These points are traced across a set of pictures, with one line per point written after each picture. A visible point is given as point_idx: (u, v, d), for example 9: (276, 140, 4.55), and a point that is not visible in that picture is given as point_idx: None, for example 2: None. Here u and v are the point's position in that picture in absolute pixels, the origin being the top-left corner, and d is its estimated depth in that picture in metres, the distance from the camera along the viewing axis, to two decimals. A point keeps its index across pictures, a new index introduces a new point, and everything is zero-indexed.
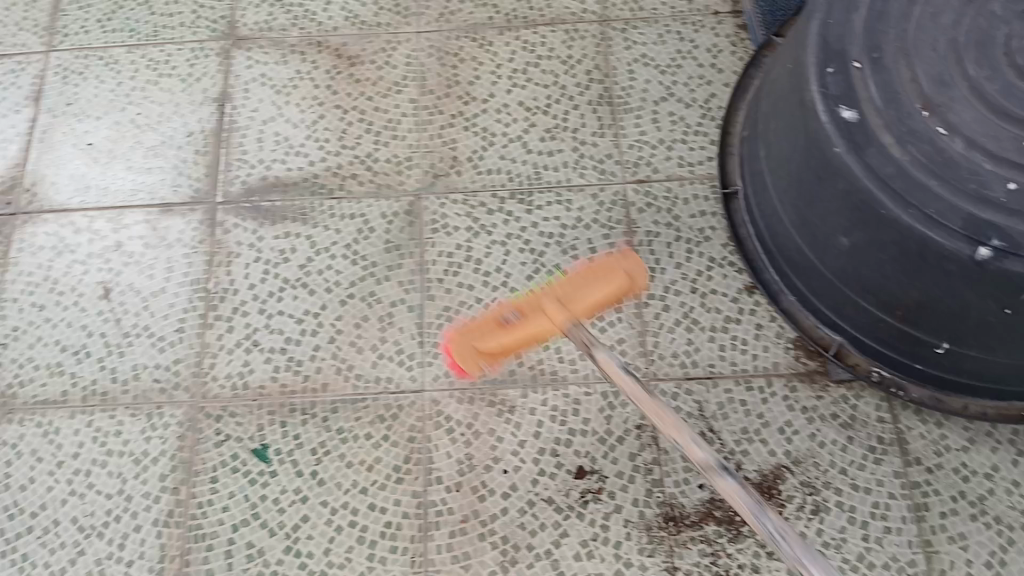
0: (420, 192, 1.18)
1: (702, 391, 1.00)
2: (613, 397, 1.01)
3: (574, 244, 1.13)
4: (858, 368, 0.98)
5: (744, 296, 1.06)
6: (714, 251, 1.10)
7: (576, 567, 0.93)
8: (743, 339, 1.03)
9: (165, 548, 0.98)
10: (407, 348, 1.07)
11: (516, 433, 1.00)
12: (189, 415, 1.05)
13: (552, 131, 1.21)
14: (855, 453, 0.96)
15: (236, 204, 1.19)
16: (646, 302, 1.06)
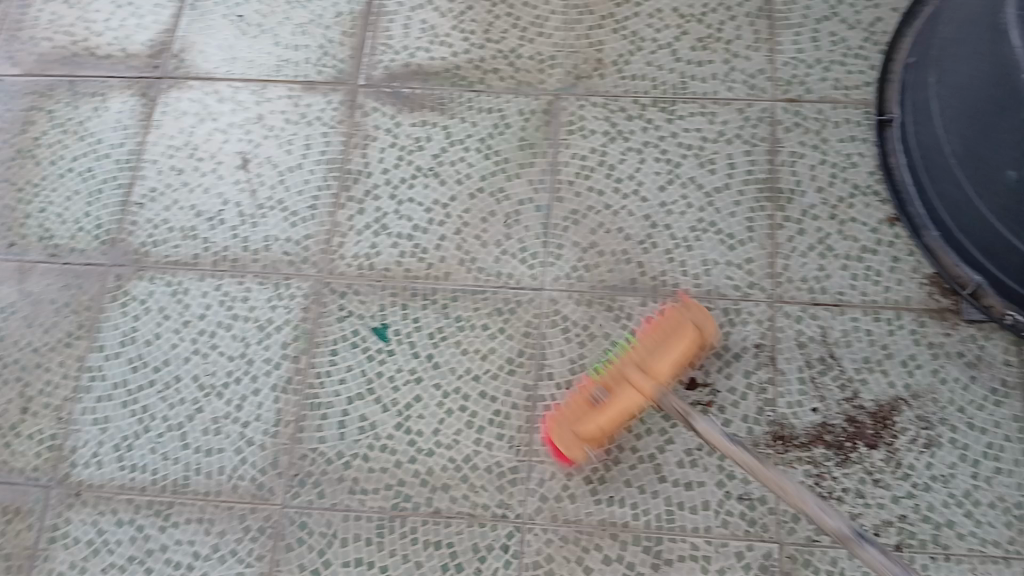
0: (560, 92, 1.16)
1: (827, 318, 1.00)
2: (735, 314, 1.01)
3: (713, 157, 1.10)
4: (993, 310, 0.98)
5: (884, 228, 1.04)
6: (860, 178, 1.07)
7: (678, 473, 0.93)
8: (877, 271, 1.02)
9: (281, 413, 0.98)
10: (531, 247, 1.07)
11: (631, 338, 1.01)
12: (314, 289, 1.06)
13: (705, 41, 1.17)
14: (977, 392, 0.96)
15: (378, 88, 1.19)
16: (780, 225, 1.06)
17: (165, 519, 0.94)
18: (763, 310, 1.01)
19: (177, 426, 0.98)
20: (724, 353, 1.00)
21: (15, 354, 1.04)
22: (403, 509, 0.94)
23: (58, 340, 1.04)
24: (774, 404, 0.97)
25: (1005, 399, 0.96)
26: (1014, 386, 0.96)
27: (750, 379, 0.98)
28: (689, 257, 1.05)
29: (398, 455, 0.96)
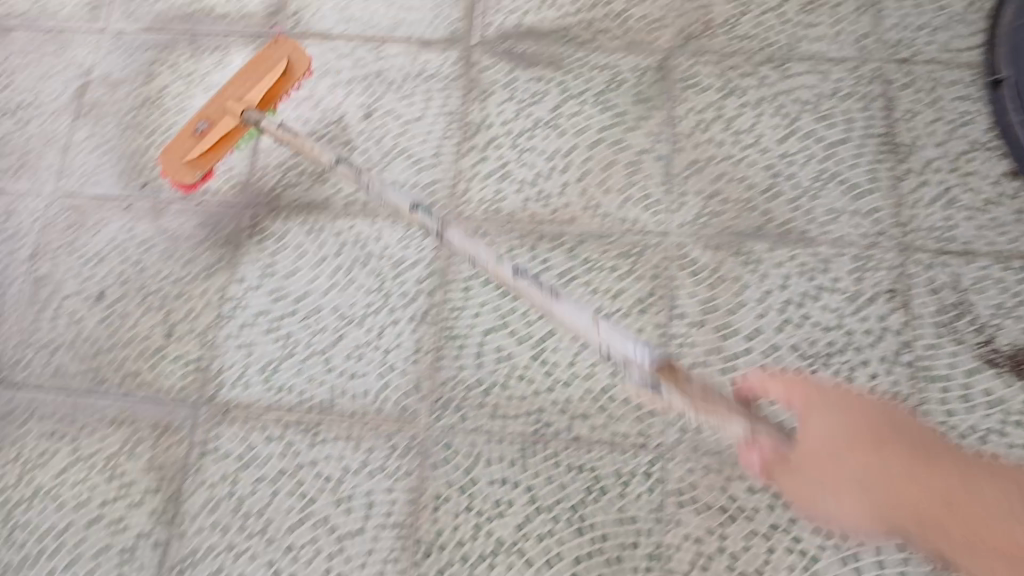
0: (672, 52, 1.18)
1: (959, 266, 1.00)
2: (866, 262, 1.02)
3: (830, 112, 1.11)
4: None
5: (1006, 181, 1.04)
6: (977, 135, 1.07)
7: None
8: (1005, 222, 1.02)
9: (420, 342, 1.01)
10: (655, 194, 1.10)
11: (762, 282, 1.02)
12: (445, 230, 1.08)
13: (812, 4, 1.18)
14: None
15: (493, 46, 1.22)
16: (902, 177, 1.06)
17: (315, 434, 0.97)
18: (894, 258, 1.02)
19: (321, 352, 1.01)
20: (857, 297, 1.00)
21: (155, 286, 1.07)
22: (544, 435, 0.96)
23: (196, 275, 1.07)
24: (910, 347, 0.97)
25: None
26: None
27: (885, 321, 0.99)
28: (814, 207, 1.05)
29: (537, 384, 0.98)
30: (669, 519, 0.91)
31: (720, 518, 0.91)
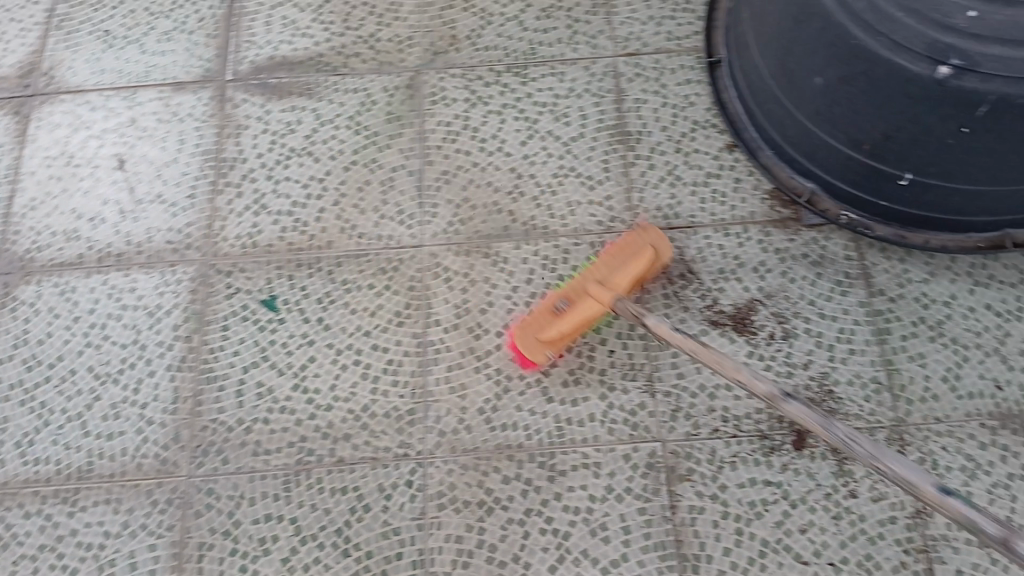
0: (420, 67, 1.21)
1: (684, 238, 1.10)
2: (602, 247, 1.09)
3: (567, 111, 1.18)
4: (829, 213, 1.09)
5: (724, 154, 1.14)
6: (698, 115, 1.17)
7: (564, 393, 1.01)
8: (722, 192, 1.12)
9: (178, 390, 1.02)
10: (408, 208, 1.11)
11: (510, 279, 1.08)
12: (201, 272, 1.08)
13: (547, 10, 1.25)
14: (824, 286, 1.07)
15: (246, 81, 1.20)
16: (632, 162, 1.14)
17: (73, 505, 0.98)
18: None
19: (77, 416, 1.02)
20: None
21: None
22: (307, 462, 0.98)
23: None
24: (644, 319, 1.05)
25: (850, 289, 1.07)
26: (856, 277, 1.08)
27: None
28: (555, 202, 1.12)
29: (298, 413, 1.01)
30: (431, 523, 0.96)
31: (479, 512, 0.96)
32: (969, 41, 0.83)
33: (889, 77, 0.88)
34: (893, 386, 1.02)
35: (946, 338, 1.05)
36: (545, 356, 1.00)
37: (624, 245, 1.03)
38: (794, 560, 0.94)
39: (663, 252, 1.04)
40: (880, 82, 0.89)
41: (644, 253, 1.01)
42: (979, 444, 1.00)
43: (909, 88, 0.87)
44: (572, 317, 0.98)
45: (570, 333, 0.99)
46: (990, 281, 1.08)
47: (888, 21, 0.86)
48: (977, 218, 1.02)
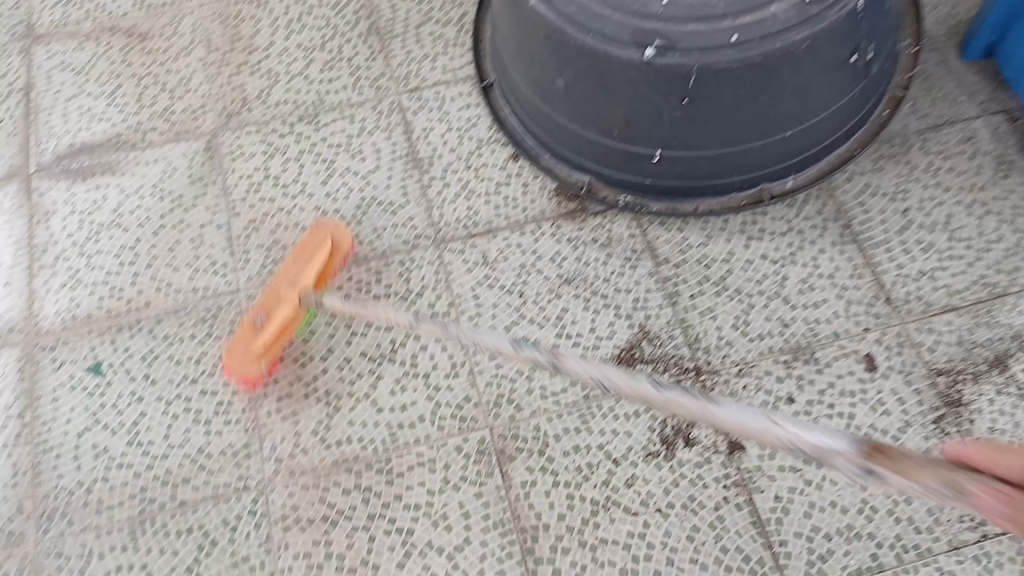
0: (217, 131, 1.29)
1: (485, 243, 1.19)
2: (411, 262, 1.17)
3: (360, 147, 1.28)
4: (608, 199, 1.21)
5: (510, 163, 1.26)
6: (482, 134, 1.29)
7: (393, 401, 1.06)
8: (514, 198, 1.23)
9: (16, 464, 1.03)
10: (221, 260, 1.17)
11: (328, 307, 1.13)
12: (24, 351, 1.10)
13: (330, 64, 1.37)
14: (615, 263, 1.18)
15: (50, 170, 1.24)
16: (430, 184, 1.24)
17: None
18: (433, 252, 1.18)
19: None
20: (409, 295, 1.15)
21: None
22: (151, 511, 0.99)
23: None
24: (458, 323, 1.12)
25: (638, 263, 1.18)
26: (642, 251, 1.19)
27: (435, 307, 1.14)
28: (362, 232, 1.20)
29: (136, 466, 1.02)
30: (278, 547, 0.98)
31: (323, 527, 0.99)
32: (667, 27, 1.00)
33: (610, 67, 1.04)
34: (691, 340, 1.12)
35: (731, 290, 1.16)
36: (258, 368, 1.05)
37: (308, 245, 1.11)
38: (623, 513, 1.00)
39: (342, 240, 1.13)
40: (604, 71, 1.05)
41: (324, 246, 1.10)
42: (777, 378, 1.09)
43: (630, 72, 1.03)
44: (273, 325, 1.05)
45: (271, 340, 1.05)
46: (761, 235, 1.20)
47: (598, 19, 1.02)
48: (729, 179, 1.17)
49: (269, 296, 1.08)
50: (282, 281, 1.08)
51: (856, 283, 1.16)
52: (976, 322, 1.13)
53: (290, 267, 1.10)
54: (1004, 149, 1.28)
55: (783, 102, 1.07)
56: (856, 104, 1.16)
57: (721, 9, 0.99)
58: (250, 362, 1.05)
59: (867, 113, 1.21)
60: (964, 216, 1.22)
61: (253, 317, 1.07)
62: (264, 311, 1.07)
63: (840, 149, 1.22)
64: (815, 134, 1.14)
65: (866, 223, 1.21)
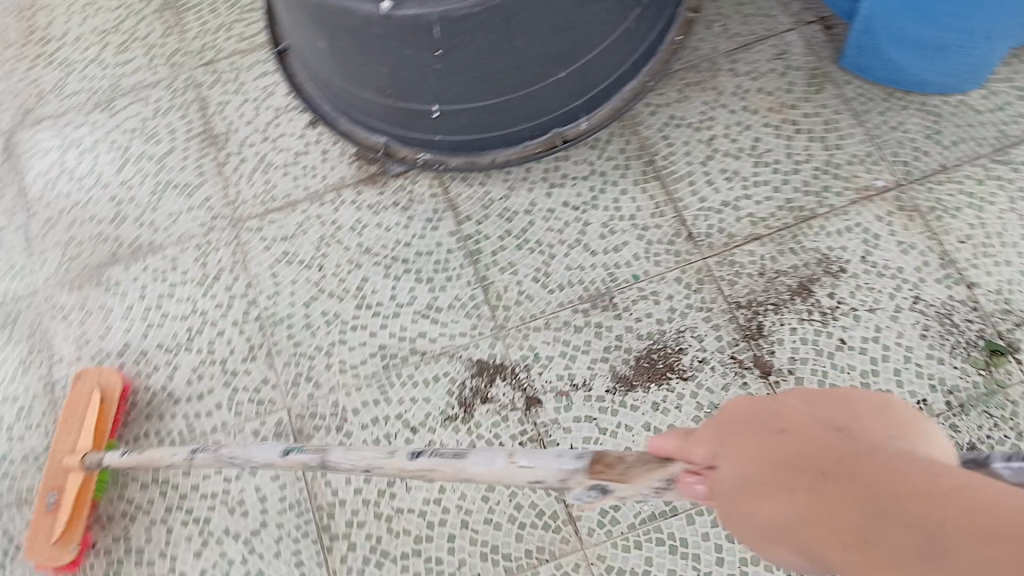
0: (14, 130, 1.28)
1: (283, 217, 1.17)
2: (207, 245, 1.16)
3: (156, 130, 1.26)
4: (407, 160, 1.19)
5: (309, 131, 1.24)
6: (279, 102, 1.27)
7: (188, 391, 1.06)
8: (312, 166, 1.21)
9: None
10: (19, 262, 1.18)
11: (123, 300, 1.13)
12: None
13: (127, 46, 1.33)
14: (416, 226, 1.16)
15: None
16: (225, 160, 1.23)
17: None
18: (229, 233, 1.16)
19: None
20: (205, 279, 1.13)
21: None
22: None
23: None
24: (256, 303, 1.11)
25: (440, 223, 1.17)
26: (444, 211, 1.18)
27: (233, 289, 1.12)
28: (156, 217, 1.19)
29: None
30: None
31: (123, 523, 1.00)
32: None
33: (356, 23, 1.00)
34: (491, 298, 1.11)
35: (532, 242, 1.15)
36: (69, 553, 0.95)
37: (69, 407, 1.01)
38: (420, 481, 0.99)
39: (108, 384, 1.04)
40: (354, 29, 1.01)
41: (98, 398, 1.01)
42: (575, 328, 1.09)
43: (374, 28, 0.99)
44: (67, 500, 0.95)
45: (77, 518, 0.96)
46: (563, 181, 1.20)
47: None
48: (517, 128, 1.15)
49: (54, 473, 0.97)
50: (55, 451, 0.98)
51: (657, 223, 1.16)
52: (780, 250, 1.13)
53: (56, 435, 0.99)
54: (816, 61, 1.26)
55: (546, 42, 1.03)
56: (633, 35, 1.13)
57: None
58: (58, 552, 0.94)
59: (653, 45, 1.19)
60: (774, 140, 1.20)
61: (43, 499, 0.95)
62: (58, 489, 0.96)
63: (631, 84, 1.19)
64: (592, 71, 1.12)
65: (669, 157, 1.21)
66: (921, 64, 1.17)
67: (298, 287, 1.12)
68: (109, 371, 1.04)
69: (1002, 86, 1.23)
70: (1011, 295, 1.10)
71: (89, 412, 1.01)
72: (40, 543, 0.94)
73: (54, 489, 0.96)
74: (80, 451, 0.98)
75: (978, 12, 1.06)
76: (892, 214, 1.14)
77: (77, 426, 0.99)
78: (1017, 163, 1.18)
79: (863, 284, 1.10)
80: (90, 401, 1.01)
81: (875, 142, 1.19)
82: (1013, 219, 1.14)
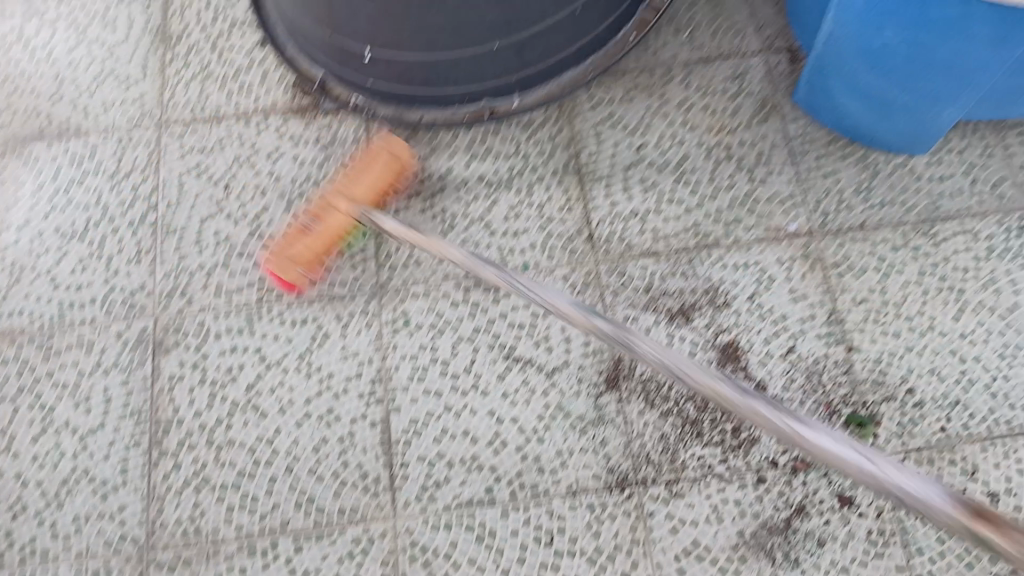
0: None
1: (206, 130, 1.19)
2: (128, 143, 1.18)
3: (115, 20, 1.27)
4: (339, 98, 1.19)
5: (255, 51, 1.24)
6: (236, 15, 1.26)
7: (72, 279, 1.11)
8: (248, 86, 1.21)
9: None
10: None
11: (37, 177, 1.17)
12: None
13: None
14: (330, 167, 1.17)
15: None
16: (169, 63, 1.23)
17: None
18: (152, 135, 1.18)
19: None
20: (117, 176, 1.16)
21: None
22: None
23: None
24: (156, 209, 1.14)
25: None
26: None
27: (138, 192, 1.15)
28: (90, 103, 1.21)
29: None
30: None
31: None
32: None
33: None
34: (380, 254, 1.12)
35: (436, 210, 1.15)
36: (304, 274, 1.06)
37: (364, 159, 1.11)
38: (259, 416, 1.04)
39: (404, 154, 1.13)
40: None
41: (379, 161, 1.10)
42: (452, 303, 1.09)
43: None
44: (322, 232, 1.06)
45: (324, 247, 1.07)
46: (485, 155, 1.19)
47: None
48: (446, 88, 1.15)
49: (320, 203, 1.08)
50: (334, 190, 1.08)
51: (563, 217, 1.16)
52: (672, 272, 1.13)
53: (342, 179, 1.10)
54: (771, 92, 1.24)
55: (482, 10, 1.02)
56: (576, 23, 1.12)
57: None
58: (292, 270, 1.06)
59: (598, 37, 1.19)
60: (700, 160, 1.20)
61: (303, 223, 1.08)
62: (351, 215, 1.07)
63: (572, 72, 1.21)
64: (529, 50, 1.12)
65: (594, 156, 1.20)
66: (872, 118, 1.14)
67: (196, 205, 1.14)
68: (402, 145, 1.13)
69: (953, 156, 1.19)
70: (888, 369, 1.08)
71: (371, 171, 1.11)
72: (283, 256, 1.06)
73: (311, 218, 1.08)
74: (357, 202, 1.08)
75: (925, 73, 1.02)
76: (794, 261, 1.14)
77: (362, 177, 1.10)
78: (941, 239, 1.15)
79: (742, 323, 1.10)
80: (386, 157, 1.11)
81: (800, 185, 1.18)
82: (915, 293, 1.12)
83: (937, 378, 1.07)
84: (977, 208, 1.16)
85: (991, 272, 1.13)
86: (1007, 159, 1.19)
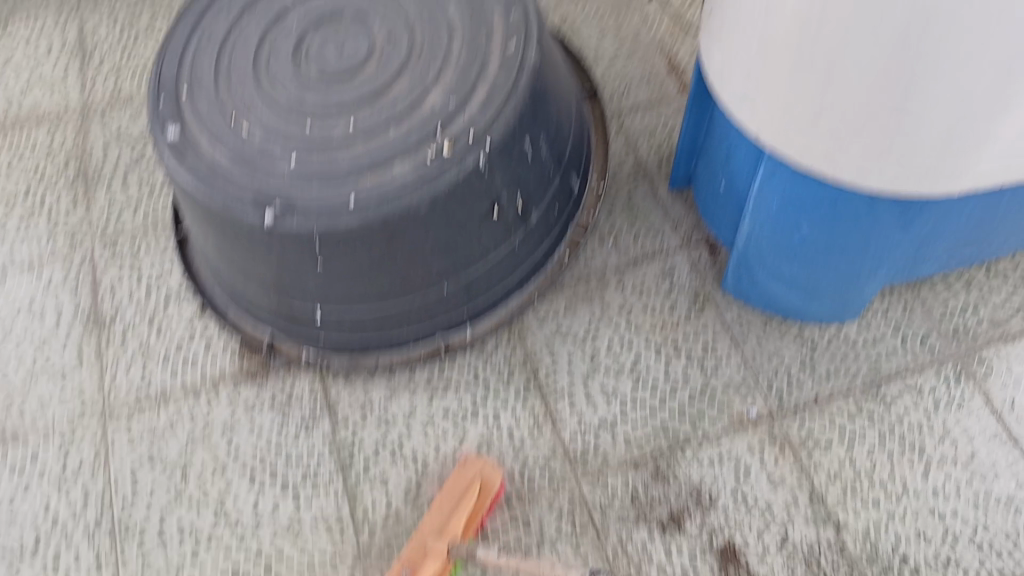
0: None
1: (155, 411, 1.14)
2: (73, 438, 1.12)
3: (44, 307, 1.24)
4: (290, 354, 1.17)
5: (195, 317, 1.22)
6: (171, 284, 1.25)
7: None
8: (194, 356, 1.19)
9: None
10: None
11: None
12: None
13: (30, 214, 1.33)
14: (291, 427, 1.14)
15: None
16: (107, 345, 1.20)
17: None
18: (97, 425, 1.13)
19: None
20: (66, 477, 1.10)
21: None
22: None
23: None
24: (113, 506, 1.08)
25: (315, 426, 1.14)
26: (320, 413, 1.16)
27: (91, 491, 1.09)
28: (27, 403, 1.15)
29: None
30: None
31: None
32: (290, 188, 0.99)
33: (239, 227, 1.01)
34: (357, 512, 1.08)
35: (407, 453, 1.13)
36: None
37: (449, 488, 1.06)
38: None
39: (489, 477, 1.07)
40: (240, 232, 1.01)
41: (472, 488, 1.05)
42: None
43: (254, 233, 1.00)
44: None
45: None
46: (446, 388, 1.19)
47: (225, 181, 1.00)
48: (400, 332, 1.15)
49: None
50: None
51: (534, 439, 1.16)
52: (651, 477, 1.13)
53: (435, 513, 1.04)
54: (701, 283, 1.31)
55: (430, 260, 1.05)
56: (518, 252, 1.16)
57: (343, 171, 0.99)
58: None
59: (538, 261, 1.22)
60: (653, 359, 1.24)
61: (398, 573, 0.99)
62: None
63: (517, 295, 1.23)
64: (477, 284, 1.14)
65: (552, 371, 1.22)
66: (803, 297, 1.22)
67: (156, 494, 1.09)
68: (492, 466, 1.08)
69: (878, 318, 1.28)
70: (877, 540, 1.09)
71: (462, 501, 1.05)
72: None
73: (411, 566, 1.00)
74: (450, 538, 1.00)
75: (841, 257, 1.11)
76: (763, 445, 1.16)
77: None
78: (889, 399, 1.21)
79: (732, 519, 1.10)
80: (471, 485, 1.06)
81: (751, 369, 1.23)
82: (881, 457, 1.16)
83: (924, 541, 1.09)
84: (913, 364, 1.24)
85: (942, 424, 1.19)
86: (924, 313, 1.28)
